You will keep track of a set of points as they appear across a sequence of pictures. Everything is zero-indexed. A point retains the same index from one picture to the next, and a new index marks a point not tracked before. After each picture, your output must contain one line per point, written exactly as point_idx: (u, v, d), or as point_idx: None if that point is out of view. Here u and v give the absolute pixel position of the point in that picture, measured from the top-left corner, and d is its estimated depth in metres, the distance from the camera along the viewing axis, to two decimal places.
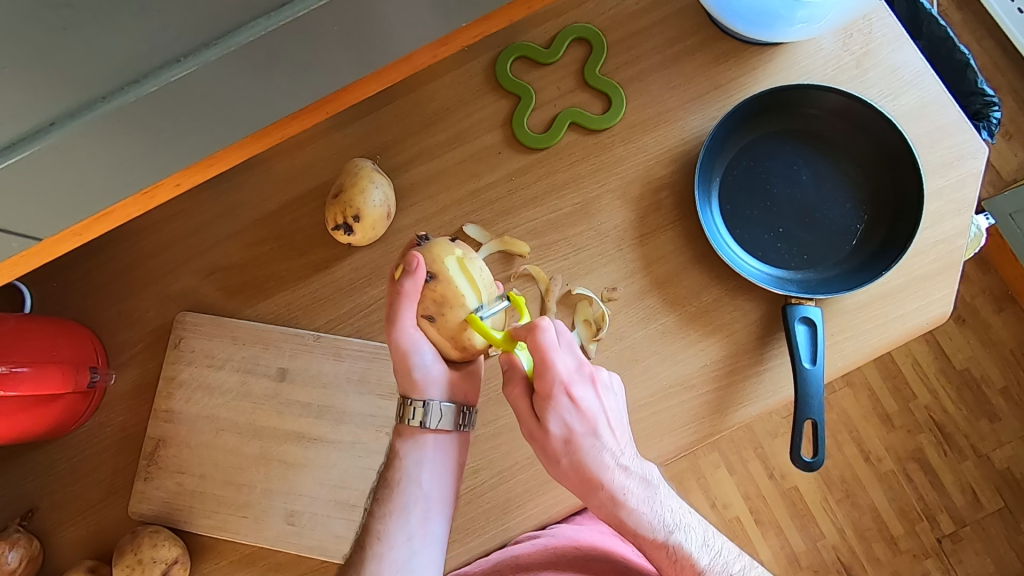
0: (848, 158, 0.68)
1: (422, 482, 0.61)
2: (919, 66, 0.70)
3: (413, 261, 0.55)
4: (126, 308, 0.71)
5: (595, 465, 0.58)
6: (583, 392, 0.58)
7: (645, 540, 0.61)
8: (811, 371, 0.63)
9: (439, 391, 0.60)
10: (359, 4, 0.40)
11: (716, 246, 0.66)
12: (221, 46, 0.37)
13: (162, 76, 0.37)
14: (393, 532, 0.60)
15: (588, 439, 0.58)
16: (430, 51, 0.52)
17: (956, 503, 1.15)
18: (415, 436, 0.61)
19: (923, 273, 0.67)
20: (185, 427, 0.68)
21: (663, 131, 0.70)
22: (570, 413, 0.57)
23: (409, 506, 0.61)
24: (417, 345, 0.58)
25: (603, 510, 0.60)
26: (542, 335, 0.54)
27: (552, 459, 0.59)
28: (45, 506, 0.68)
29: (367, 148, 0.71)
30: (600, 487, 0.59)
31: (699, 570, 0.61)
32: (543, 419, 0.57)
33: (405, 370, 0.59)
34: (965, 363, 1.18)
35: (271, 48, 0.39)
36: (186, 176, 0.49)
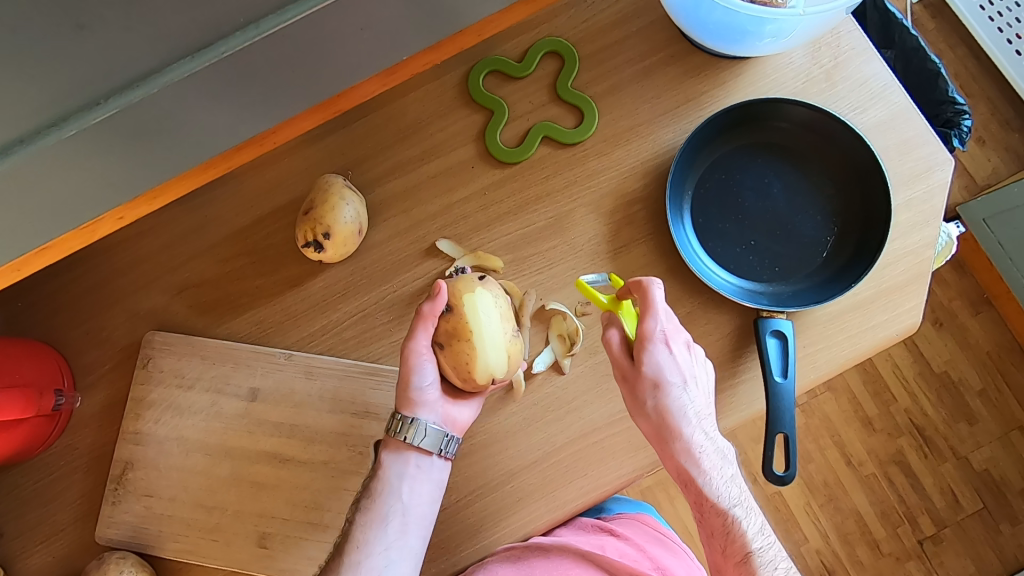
0: (817, 171, 0.69)
1: (402, 495, 0.60)
2: (886, 78, 0.71)
3: (436, 288, 0.58)
4: (93, 327, 0.69)
5: (681, 419, 0.60)
6: (679, 350, 0.61)
7: (702, 494, 0.61)
8: (781, 384, 0.63)
9: (431, 414, 0.60)
10: (301, 38, 0.40)
11: (688, 260, 0.66)
12: (144, 86, 0.37)
13: (82, 120, 0.36)
14: (371, 542, 0.59)
15: (677, 389, 0.60)
16: (378, 80, 0.54)
17: (936, 505, 1.16)
18: (398, 450, 0.61)
19: (893, 284, 0.68)
20: (154, 449, 0.67)
21: (635, 144, 0.71)
22: (685, 359, 0.61)
23: (388, 517, 0.59)
24: (422, 366, 0.59)
25: (676, 467, 0.61)
26: (651, 293, 0.60)
27: (637, 399, 0.61)
28: (10, 532, 0.66)
29: (339, 163, 0.70)
30: (679, 441, 0.60)
31: (749, 551, 0.60)
32: (637, 359, 0.60)
33: (404, 386, 0.60)
34: (943, 366, 1.19)
35: (202, 86, 0.39)
36: (129, 209, 0.49)
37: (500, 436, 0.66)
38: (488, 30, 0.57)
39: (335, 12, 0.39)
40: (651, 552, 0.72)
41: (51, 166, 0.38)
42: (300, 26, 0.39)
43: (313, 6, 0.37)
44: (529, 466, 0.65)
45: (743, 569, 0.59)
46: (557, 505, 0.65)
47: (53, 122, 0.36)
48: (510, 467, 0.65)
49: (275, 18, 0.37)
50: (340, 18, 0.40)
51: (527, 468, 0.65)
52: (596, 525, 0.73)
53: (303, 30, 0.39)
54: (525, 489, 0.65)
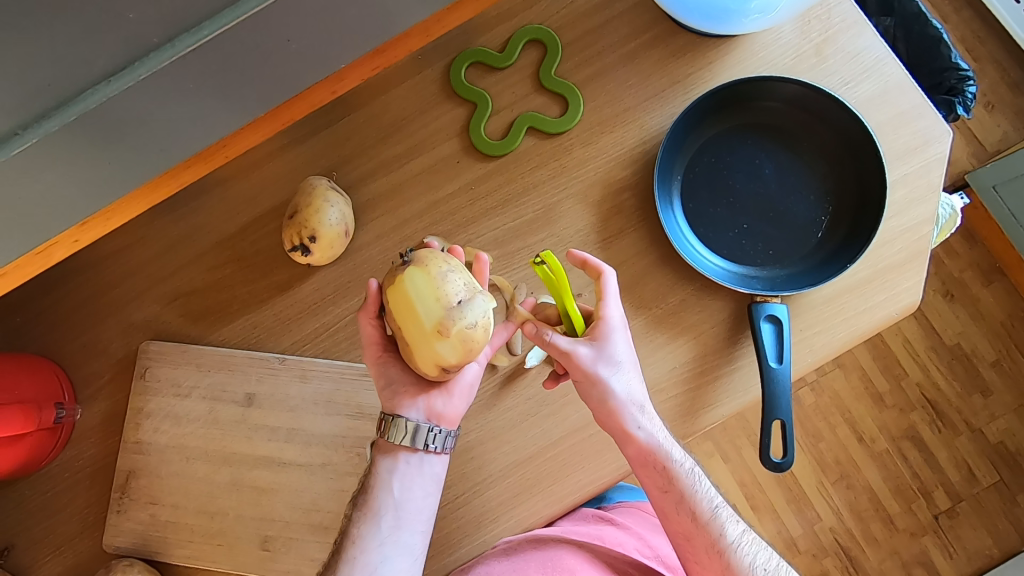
0: (809, 149, 0.67)
1: (394, 492, 0.59)
2: (879, 50, 0.68)
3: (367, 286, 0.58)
4: (91, 340, 0.70)
5: (630, 396, 0.58)
6: (626, 330, 0.59)
7: (665, 474, 0.58)
8: (777, 370, 0.62)
9: (407, 409, 0.59)
10: (232, 49, 0.39)
11: (679, 247, 0.65)
12: (64, 113, 0.36)
13: (1, 152, 0.36)
14: (365, 539, 0.58)
15: (624, 366, 0.58)
16: (329, 85, 0.52)
17: (951, 479, 1.15)
18: (388, 447, 0.59)
19: (891, 263, 0.66)
20: (155, 457, 0.67)
21: (622, 131, 0.69)
22: (624, 341, 0.58)
23: (382, 512, 0.58)
24: (381, 363, 0.60)
25: (631, 446, 0.58)
26: (606, 281, 0.59)
27: (587, 384, 0.57)
28: (22, 543, 0.67)
29: (324, 164, 0.70)
30: (630, 415, 0.57)
31: (711, 512, 0.59)
32: (584, 345, 0.57)
33: (379, 387, 0.60)
34: (954, 339, 1.17)
35: (132, 106, 0.38)
36: (86, 230, 0.47)
37: (496, 432, 0.66)
38: (440, 27, 0.53)
39: (267, 18, 0.38)
40: (652, 539, 0.71)
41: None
42: (249, 26, 0.38)
43: (230, 19, 0.36)
44: (526, 461, 0.65)
45: (710, 529, 0.59)
46: (555, 498, 0.65)
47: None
48: (507, 462, 0.65)
49: (191, 35, 0.36)
50: (283, 21, 0.39)
51: (524, 462, 0.65)
52: (595, 517, 0.72)
53: (233, 39, 0.38)
54: (524, 483, 0.65)
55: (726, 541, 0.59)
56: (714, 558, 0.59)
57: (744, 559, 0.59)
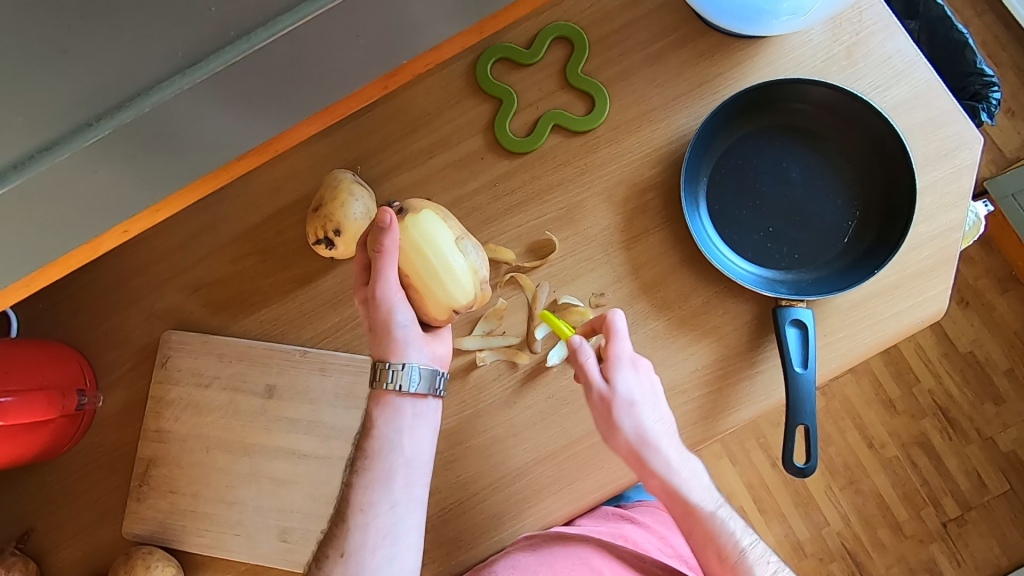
0: (838, 153, 0.67)
1: (403, 449, 0.60)
2: (911, 53, 0.68)
3: (386, 219, 0.52)
4: (113, 328, 0.70)
5: (650, 434, 0.59)
6: (642, 364, 0.61)
7: (684, 506, 0.61)
8: (801, 375, 0.62)
9: (417, 352, 0.59)
10: (303, 47, 0.39)
11: (704, 250, 0.65)
12: (137, 105, 0.36)
13: (70, 144, 0.36)
14: (377, 501, 0.60)
15: (654, 410, 0.60)
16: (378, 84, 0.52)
17: (961, 487, 1.14)
18: (392, 402, 0.60)
19: (917, 270, 0.66)
20: (175, 446, 0.68)
21: (648, 130, 0.69)
22: (634, 380, 0.60)
23: (391, 474, 0.60)
24: (398, 304, 0.57)
25: (656, 480, 0.60)
26: (613, 321, 0.60)
27: (612, 428, 0.60)
28: (41, 527, 0.68)
29: (347, 158, 0.70)
30: (657, 458, 0.59)
31: (741, 552, 0.61)
32: (610, 381, 0.59)
33: (383, 331, 0.58)
34: (968, 346, 1.17)
35: (202, 102, 0.39)
36: (135, 223, 0.48)
37: (515, 430, 0.66)
38: (491, 28, 0.55)
39: (339, 16, 0.38)
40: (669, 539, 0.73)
41: (61, 182, 0.37)
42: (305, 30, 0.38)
43: (307, 15, 0.37)
44: (544, 460, 0.65)
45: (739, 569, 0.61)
46: (573, 497, 0.65)
47: (44, 146, 0.36)
48: (525, 461, 0.65)
49: (267, 30, 0.37)
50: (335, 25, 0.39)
51: (542, 461, 0.65)
52: (615, 515, 0.73)
53: (305, 37, 0.38)
54: (542, 482, 0.65)
55: None
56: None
57: None
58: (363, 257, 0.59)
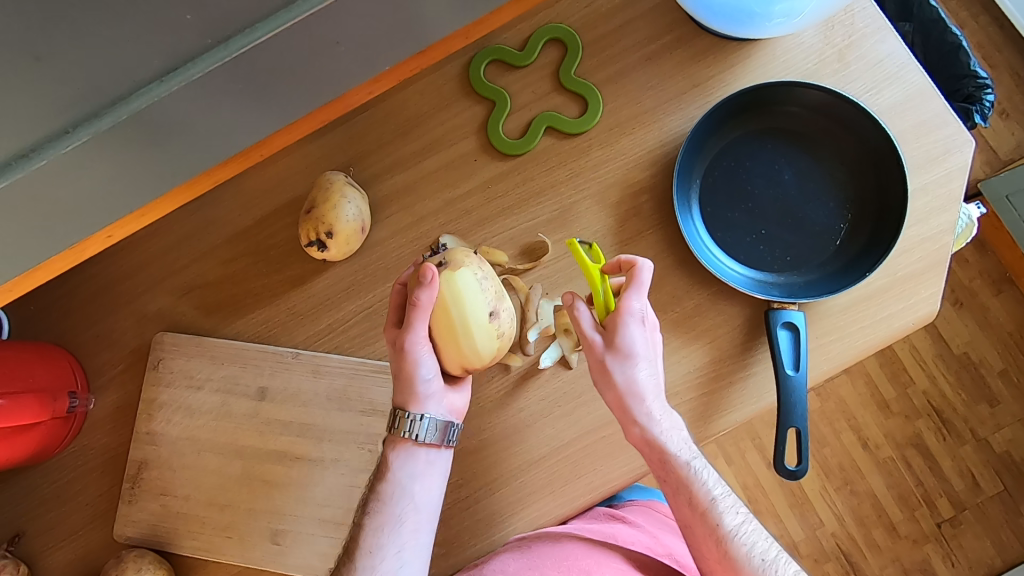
0: (830, 156, 0.67)
1: (415, 495, 0.60)
2: (903, 56, 0.68)
3: (427, 274, 0.53)
4: (105, 329, 0.70)
5: (640, 384, 0.58)
6: (649, 317, 0.60)
7: (658, 456, 0.59)
8: (793, 378, 0.62)
9: (435, 407, 0.60)
10: (284, 53, 0.39)
11: (697, 252, 0.65)
12: (115, 112, 0.36)
13: (47, 151, 0.36)
14: (385, 545, 0.58)
15: (646, 362, 0.58)
16: (363, 89, 0.52)
17: (955, 488, 1.15)
18: (408, 449, 0.60)
19: (909, 272, 0.66)
20: (167, 449, 0.68)
21: (641, 132, 0.69)
22: (640, 335, 0.58)
23: (401, 519, 0.59)
24: (421, 359, 0.57)
25: (637, 430, 0.59)
26: (641, 272, 0.59)
27: (603, 371, 0.59)
28: (32, 530, 0.67)
29: (340, 159, 0.70)
30: (640, 406, 0.58)
31: (711, 501, 0.59)
32: (609, 330, 0.58)
33: (406, 381, 0.58)
34: (962, 347, 1.17)
35: (182, 108, 0.38)
36: (119, 227, 0.47)
37: (508, 432, 0.66)
38: (477, 32, 0.53)
39: (321, 23, 0.38)
40: (664, 539, 0.71)
41: (41, 188, 0.37)
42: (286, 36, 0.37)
43: (285, 22, 0.36)
44: (537, 462, 0.65)
45: (709, 519, 0.59)
46: (566, 499, 0.65)
47: (20, 154, 0.35)
48: (518, 463, 0.65)
49: (246, 36, 0.36)
50: (320, 29, 0.39)
51: (535, 463, 0.65)
52: (607, 514, 0.72)
53: (286, 44, 0.38)
54: (535, 484, 0.65)
55: (724, 529, 0.59)
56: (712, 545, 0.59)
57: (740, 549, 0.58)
58: (399, 295, 0.60)
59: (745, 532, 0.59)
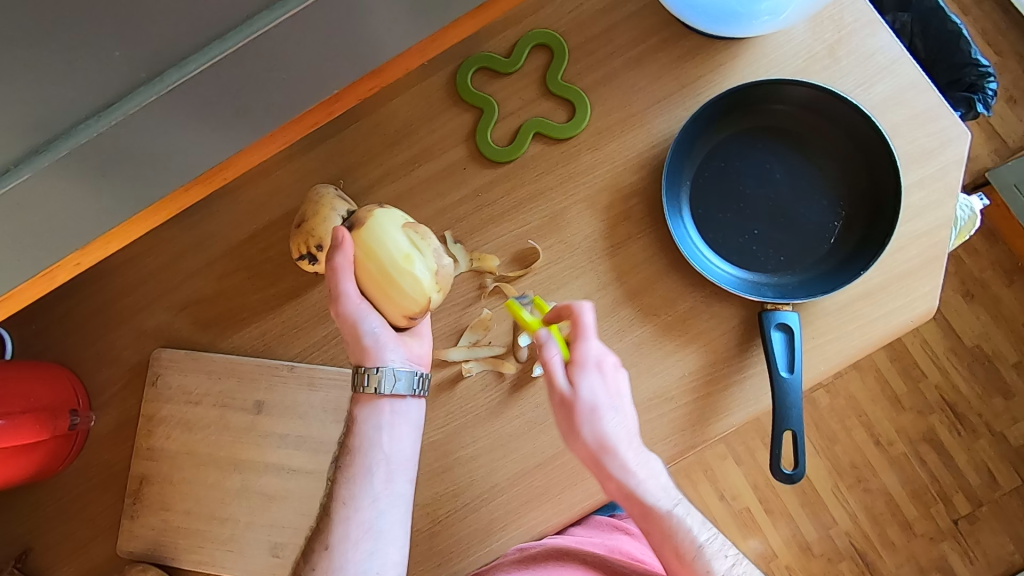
0: (822, 153, 0.66)
1: (383, 446, 0.61)
2: (895, 49, 0.67)
3: (340, 235, 0.55)
4: (104, 347, 0.71)
5: (611, 439, 0.59)
6: (616, 372, 0.60)
7: (633, 500, 0.60)
8: (788, 380, 0.61)
9: (393, 355, 0.60)
10: (254, 63, 0.40)
11: (688, 255, 0.64)
12: (95, 123, 0.37)
13: (26, 166, 0.37)
14: (358, 495, 0.61)
15: (613, 413, 0.59)
16: (324, 107, 0.53)
17: (971, 483, 1.13)
18: (372, 401, 0.61)
19: (905, 270, 0.65)
20: (168, 464, 0.68)
21: (630, 135, 0.68)
22: (599, 384, 0.59)
23: (373, 468, 0.61)
24: (361, 311, 0.57)
25: (613, 485, 0.59)
26: (582, 314, 0.58)
27: (572, 428, 0.59)
28: (39, 546, 0.68)
29: (331, 172, 0.70)
30: (616, 458, 0.59)
31: (699, 546, 0.60)
32: (573, 386, 0.58)
33: (354, 338, 0.59)
34: (975, 340, 1.15)
35: (158, 119, 0.39)
36: (88, 254, 0.48)
37: (503, 440, 0.66)
38: (434, 49, 0.54)
39: (291, 31, 0.39)
40: None
41: (23, 206, 0.38)
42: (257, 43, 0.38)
43: (256, 31, 0.37)
44: (533, 470, 0.65)
45: (697, 565, 0.60)
46: (563, 507, 0.65)
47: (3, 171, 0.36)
48: (514, 472, 0.65)
49: (218, 44, 0.37)
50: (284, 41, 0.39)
51: (531, 471, 0.65)
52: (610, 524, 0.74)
53: (255, 53, 0.39)
54: (531, 492, 0.65)
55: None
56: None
57: None
58: (337, 261, 0.61)
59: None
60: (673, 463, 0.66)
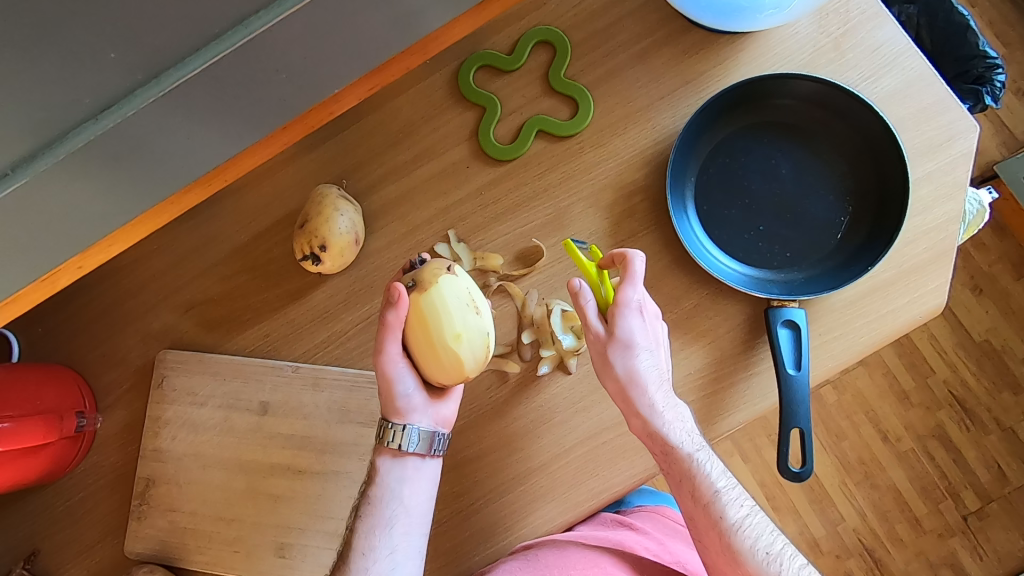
0: (828, 148, 0.65)
1: (405, 498, 0.60)
2: (902, 42, 0.66)
3: (395, 293, 0.53)
4: (110, 349, 0.71)
5: (641, 375, 0.58)
6: (647, 314, 0.59)
7: (656, 438, 0.58)
8: (795, 378, 0.61)
9: (420, 418, 0.59)
10: (252, 63, 0.40)
11: (693, 252, 0.64)
12: (82, 131, 0.37)
13: (25, 170, 0.36)
14: (376, 547, 0.59)
15: (645, 351, 0.58)
16: (326, 107, 0.53)
17: (981, 479, 1.12)
18: (395, 456, 0.60)
19: (914, 265, 0.64)
20: (174, 465, 0.68)
21: (633, 132, 0.68)
22: (636, 325, 0.58)
23: (392, 521, 0.59)
24: (401, 373, 0.57)
25: (637, 420, 0.58)
26: (633, 263, 0.58)
27: (605, 362, 0.59)
28: (48, 547, 0.69)
29: (333, 172, 0.70)
30: (642, 395, 0.57)
31: (714, 494, 0.57)
32: (610, 326, 0.58)
33: (388, 396, 0.58)
34: (984, 335, 1.14)
35: (158, 120, 0.39)
36: (88, 257, 0.47)
37: (509, 439, 0.65)
38: (435, 46, 0.53)
39: (288, 30, 0.39)
40: (671, 546, 0.71)
41: (24, 210, 0.38)
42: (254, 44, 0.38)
43: (252, 32, 0.37)
44: (539, 469, 0.65)
45: (711, 511, 0.57)
46: (568, 506, 0.65)
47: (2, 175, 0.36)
48: (519, 471, 0.65)
49: (215, 46, 0.37)
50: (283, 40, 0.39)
51: (537, 470, 0.65)
52: (614, 521, 0.73)
53: (253, 53, 0.39)
54: (537, 491, 0.65)
55: (727, 523, 0.57)
56: (714, 539, 0.57)
57: (745, 543, 0.56)
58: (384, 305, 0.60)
59: (749, 526, 0.57)
60: None
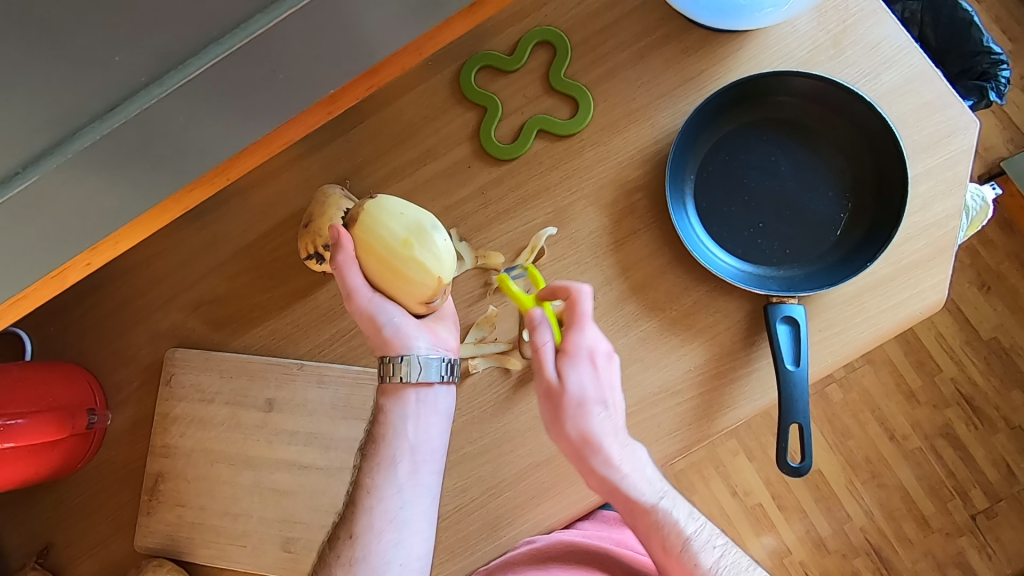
0: (828, 144, 0.66)
1: (408, 436, 0.60)
2: (901, 38, 0.66)
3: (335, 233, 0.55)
4: (120, 347, 0.73)
5: (595, 433, 0.60)
6: (602, 360, 0.61)
7: (614, 492, 0.61)
8: (794, 373, 0.61)
9: (418, 343, 0.58)
10: (253, 64, 0.41)
11: (693, 249, 0.64)
12: (90, 130, 0.38)
13: (36, 168, 0.38)
14: (382, 486, 0.60)
15: (598, 406, 0.60)
16: (326, 105, 0.54)
17: (988, 477, 1.11)
18: (398, 392, 0.59)
19: (914, 260, 0.64)
20: (182, 461, 0.70)
21: (633, 131, 0.68)
22: (587, 377, 0.60)
23: (397, 459, 0.60)
24: (378, 305, 0.57)
25: (595, 476, 0.60)
26: (580, 301, 0.59)
27: (557, 419, 0.61)
28: (60, 541, 0.70)
29: (337, 172, 0.71)
30: (599, 451, 0.60)
31: (685, 539, 0.60)
32: (559, 377, 0.60)
33: (375, 334, 0.58)
34: (991, 332, 1.13)
35: (166, 118, 0.40)
36: (97, 254, 0.49)
37: (511, 435, 0.66)
38: (432, 45, 0.54)
39: (287, 30, 0.40)
40: None
41: (34, 208, 0.39)
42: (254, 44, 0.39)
43: (251, 32, 0.38)
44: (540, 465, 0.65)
45: (684, 558, 0.60)
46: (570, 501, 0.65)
47: (14, 172, 0.38)
48: (521, 467, 0.66)
49: (216, 47, 0.38)
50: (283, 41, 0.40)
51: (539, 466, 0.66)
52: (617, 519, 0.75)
53: (252, 54, 0.40)
54: (539, 487, 0.65)
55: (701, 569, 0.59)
56: None
57: None
58: None
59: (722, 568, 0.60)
60: (681, 457, 0.66)
